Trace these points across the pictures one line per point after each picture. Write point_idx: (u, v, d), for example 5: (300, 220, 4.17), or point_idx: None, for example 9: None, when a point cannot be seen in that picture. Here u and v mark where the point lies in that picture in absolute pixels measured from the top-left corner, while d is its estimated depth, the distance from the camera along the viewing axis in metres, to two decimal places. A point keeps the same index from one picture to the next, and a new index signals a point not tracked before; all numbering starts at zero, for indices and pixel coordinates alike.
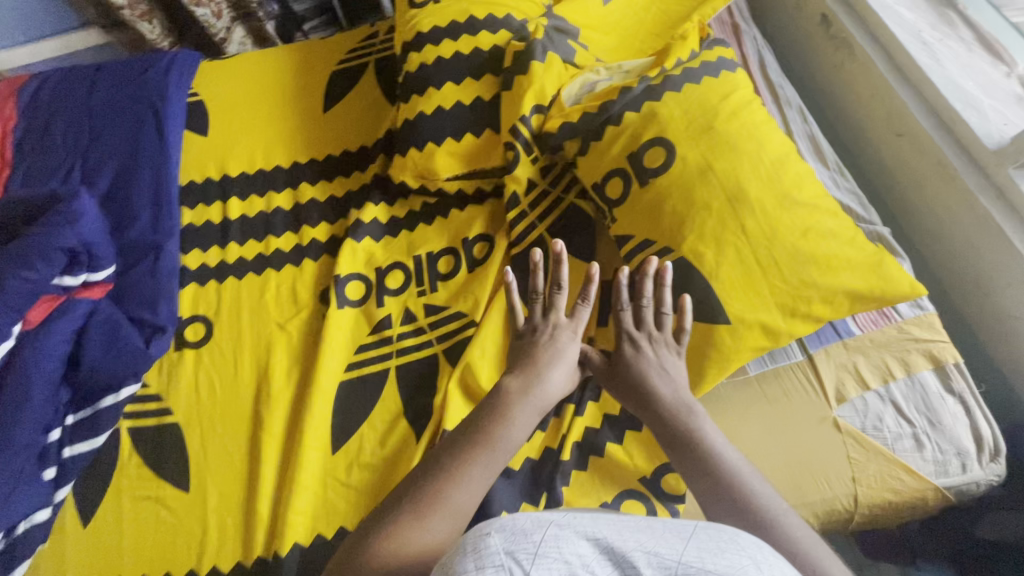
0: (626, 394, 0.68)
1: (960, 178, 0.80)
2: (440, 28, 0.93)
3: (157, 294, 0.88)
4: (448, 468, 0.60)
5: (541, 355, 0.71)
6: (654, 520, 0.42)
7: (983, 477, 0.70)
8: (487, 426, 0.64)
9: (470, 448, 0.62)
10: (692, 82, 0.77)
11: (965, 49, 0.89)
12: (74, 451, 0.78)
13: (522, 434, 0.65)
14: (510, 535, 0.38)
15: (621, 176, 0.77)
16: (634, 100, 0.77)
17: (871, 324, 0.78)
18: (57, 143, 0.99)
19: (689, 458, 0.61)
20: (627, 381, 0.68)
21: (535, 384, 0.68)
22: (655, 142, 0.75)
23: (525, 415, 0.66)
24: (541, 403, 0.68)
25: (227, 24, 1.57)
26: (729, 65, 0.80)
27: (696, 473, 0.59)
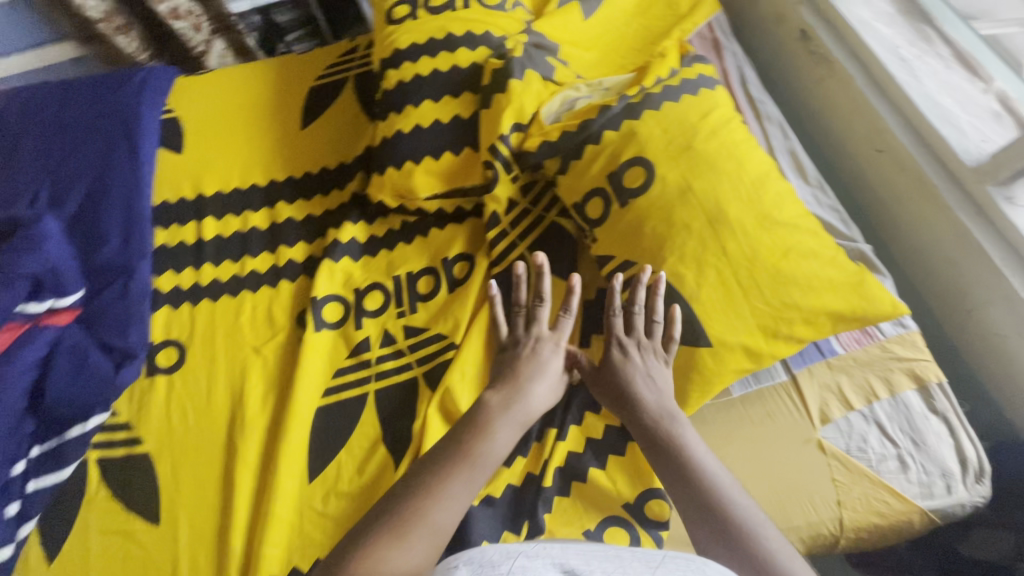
0: (614, 400, 0.68)
1: (940, 194, 0.80)
2: (418, 45, 0.92)
3: (128, 319, 0.85)
4: (428, 485, 0.59)
5: (523, 366, 0.71)
6: (618, 548, 0.44)
7: (968, 499, 0.69)
8: (468, 441, 0.63)
9: (451, 465, 0.61)
10: (671, 101, 0.76)
11: (942, 65, 0.89)
12: (39, 484, 0.76)
13: (504, 448, 0.64)
14: (478, 567, 0.39)
15: (601, 195, 0.76)
16: (614, 118, 0.77)
17: (854, 342, 0.77)
18: (25, 163, 0.96)
19: (673, 467, 0.60)
20: (614, 388, 0.68)
21: (517, 397, 0.68)
22: (634, 161, 0.74)
23: (507, 429, 0.65)
24: (523, 416, 0.67)
25: (206, 37, 1.55)
26: (708, 83, 0.79)
27: (678, 483, 0.59)
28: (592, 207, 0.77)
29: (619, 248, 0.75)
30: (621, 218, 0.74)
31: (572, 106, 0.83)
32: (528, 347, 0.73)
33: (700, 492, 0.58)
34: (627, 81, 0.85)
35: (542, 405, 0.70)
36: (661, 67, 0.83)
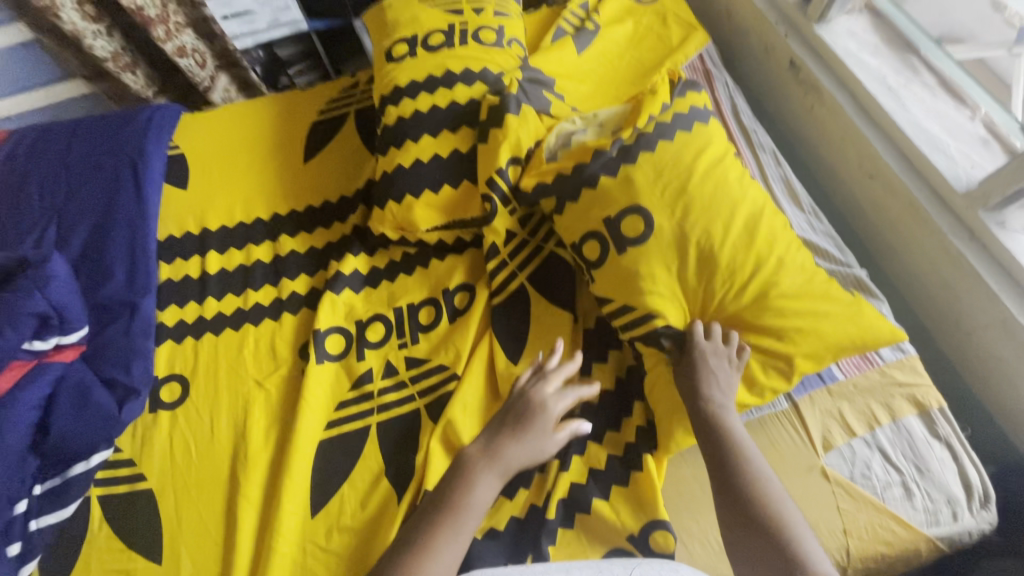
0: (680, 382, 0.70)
1: (932, 219, 0.81)
2: (417, 82, 0.95)
3: (131, 355, 0.86)
4: (423, 540, 0.62)
5: (509, 419, 0.71)
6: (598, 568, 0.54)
7: (975, 526, 0.69)
8: (453, 495, 0.65)
9: (437, 519, 0.63)
10: (665, 136, 0.78)
11: (929, 94, 0.91)
12: (40, 523, 0.76)
13: (489, 498, 0.65)
14: None
15: (598, 237, 0.77)
16: (609, 162, 0.78)
17: (854, 368, 0.78)
18: (33, 201, 0.99)
19: (714, 444, 0.65)
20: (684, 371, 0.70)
21: (500, 449, 0.68)
22: (631, 211, 0.74)
23: (491, 479, 0.66)
24: (507, 465, 0.67)
25: (210, 73, 1.59)
26: (700, 116, 0.81)
27: (715, 457, 0.65)
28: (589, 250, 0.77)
29: (614, 283, 0.75)
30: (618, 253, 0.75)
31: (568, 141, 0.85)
32: (515, 398, 0.73)
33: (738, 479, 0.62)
34: (619, 115, 0.87)
35: (530, 461, 0.69)
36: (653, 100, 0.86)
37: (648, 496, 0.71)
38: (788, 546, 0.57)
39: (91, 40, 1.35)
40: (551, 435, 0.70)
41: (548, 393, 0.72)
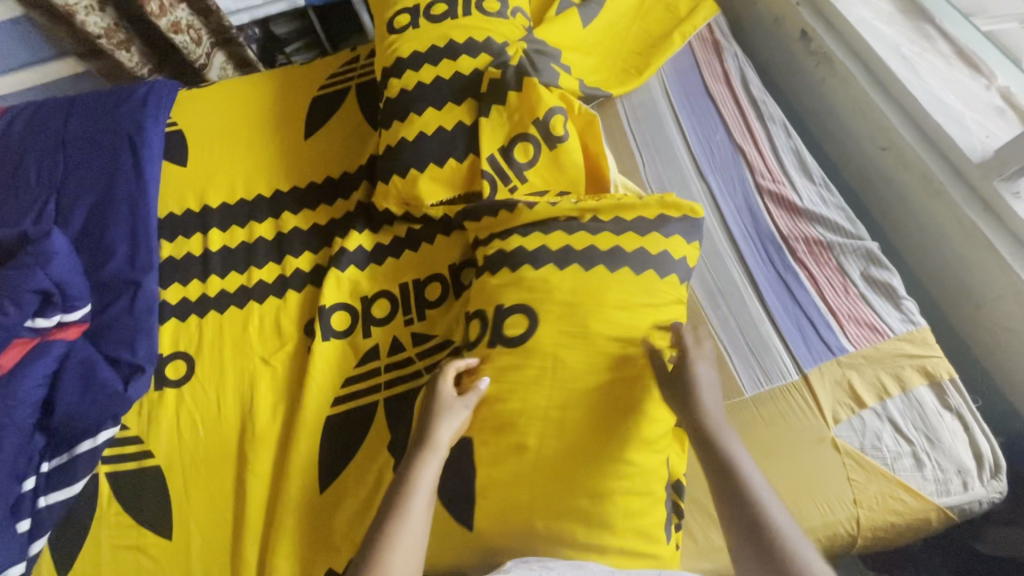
0: (667, 395, 0.66)
1: (947, 191, 0.80)
2: (420, 53, 0.92)
3: (135, 333, 0.85)
4: (380, 539, 0.57)
5: (422, 408, 0.68)
6: None
7: (985, 496, 0.69)
8: (395, 491, 0.61)
9: (390, 519, 0.59)
10: (631, 269, 0.74)
11: (944, 63, 0.90)
12: (49, 500, 0.76)
13: (431, 481, 0.62)
14: None
15: (483, 317, 0.76)
16: (520, 259, 0.76)
17: (864, 340, 0.77)
18: (31, 178, 0.97)
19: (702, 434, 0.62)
20: (674, 383, 0.65)
21: (421, 435, 0.65)
22: (523, 308, 0.73)
23: (431, 459, 0.63)
24: (437, 441, 0.64)
25: (206, 50, 1.56)
26: (634, 262, 0.74)
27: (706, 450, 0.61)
28: (511, 324, 0.73)
29: (541, 346, 0.71)
30: (554, 346, 0.71)
31: (551, 146, 0.84)
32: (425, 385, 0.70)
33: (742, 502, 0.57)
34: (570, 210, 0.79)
35: (457, 432, 0.66)
36: (613, 219, 0.77)
37: (650, 473, 0.67)
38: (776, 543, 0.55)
39: (84, 16, 1.31)
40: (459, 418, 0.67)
41: (444, 372, 0.69)
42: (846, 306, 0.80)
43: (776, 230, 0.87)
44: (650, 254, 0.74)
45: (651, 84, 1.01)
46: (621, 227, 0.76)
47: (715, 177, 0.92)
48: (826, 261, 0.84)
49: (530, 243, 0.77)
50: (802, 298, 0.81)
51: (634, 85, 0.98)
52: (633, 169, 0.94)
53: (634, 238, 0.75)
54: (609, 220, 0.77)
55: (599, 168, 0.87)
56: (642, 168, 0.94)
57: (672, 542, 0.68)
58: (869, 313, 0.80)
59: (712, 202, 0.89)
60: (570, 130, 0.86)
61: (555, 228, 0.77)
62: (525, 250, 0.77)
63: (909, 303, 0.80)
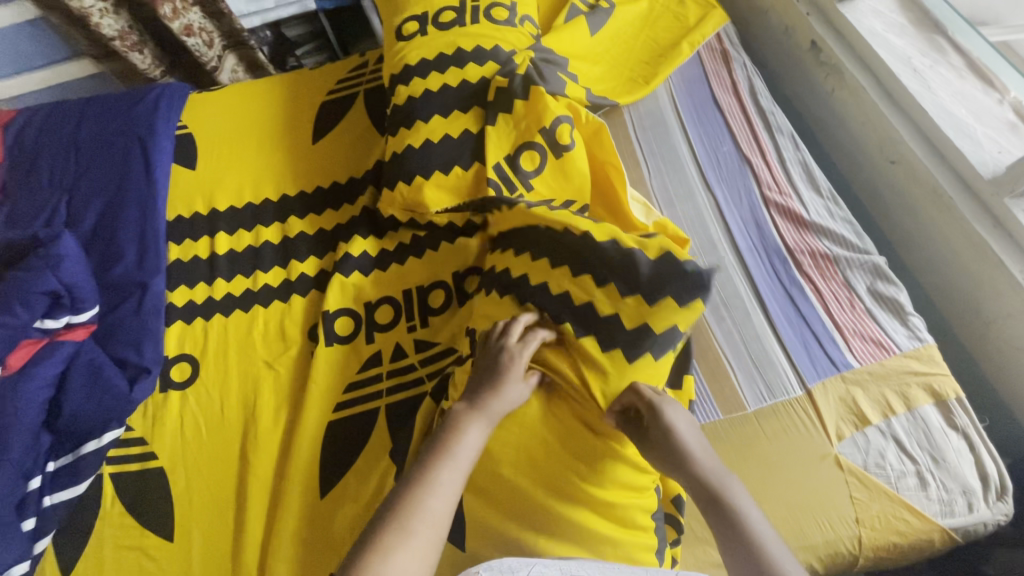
0: (658, 459, 0.65)
1: (956, 207, 0.79)
2: (428, 61, 0.93)
3: (143, 334, 0.86)
4: (419, 479, 0.60)
5: (484, 369, 0.69)
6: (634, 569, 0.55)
7: (990, 517, 0.68)
8: (445, 439, 0.64)
9: (432, 460, 0.62)
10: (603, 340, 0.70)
11: (956, 76, 0.89)
12: (54, 499, 0.77)
13: (478, 445, 0.64)
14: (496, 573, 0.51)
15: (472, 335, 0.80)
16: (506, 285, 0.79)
17: (869, 356, 0.77)
18: (44, 180, 0.99)
19: (718, 513, 0.59)
20: (664, 447, 0.64)
21: (478, 397, 0.67)
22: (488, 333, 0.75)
23: (478, 416, 0.65)
24: (492, 411, 0.66)
25: (218, 53, 1.57)
26: (602, 333, 0.70)
27: (724, 528, 0.58)
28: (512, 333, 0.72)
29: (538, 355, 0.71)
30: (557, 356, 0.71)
31: (556, 155, 0.84)
32: (488, 344, 0.72)
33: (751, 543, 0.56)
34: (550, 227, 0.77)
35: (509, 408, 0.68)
36: (589, 257, 0.73)
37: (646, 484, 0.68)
38: None
39: (98, 18, 1.33)
40: (522, 381, 0.69)
41: (517, 344, 0.70)
42: (852, 321, 0.79)
43: (783, 243, 0.86)
44: (625, 326, 0.70)
45: (658, 93, 1.01)
46: (592, 270, 0.72)
47: (721, 188, 0.91)
48: (832, 275, 0.83)
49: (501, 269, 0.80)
50: (807, 311, 0.80)
51: (642, 94, 0.98)
52: (640, 178, 0.93)
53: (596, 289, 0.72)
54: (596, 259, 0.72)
55: (606, 178, 0.87)
56: (647, 178, 0.93)
57: (665, 562, 0.67)
58: (875, 328, 0.79)
59: (718, 213, 0.88)
60: (576, 139, 0.86)
61: (523, 249, 0.79)
62: (512, 278, 0.78)
63: (916, 319, 0.79)
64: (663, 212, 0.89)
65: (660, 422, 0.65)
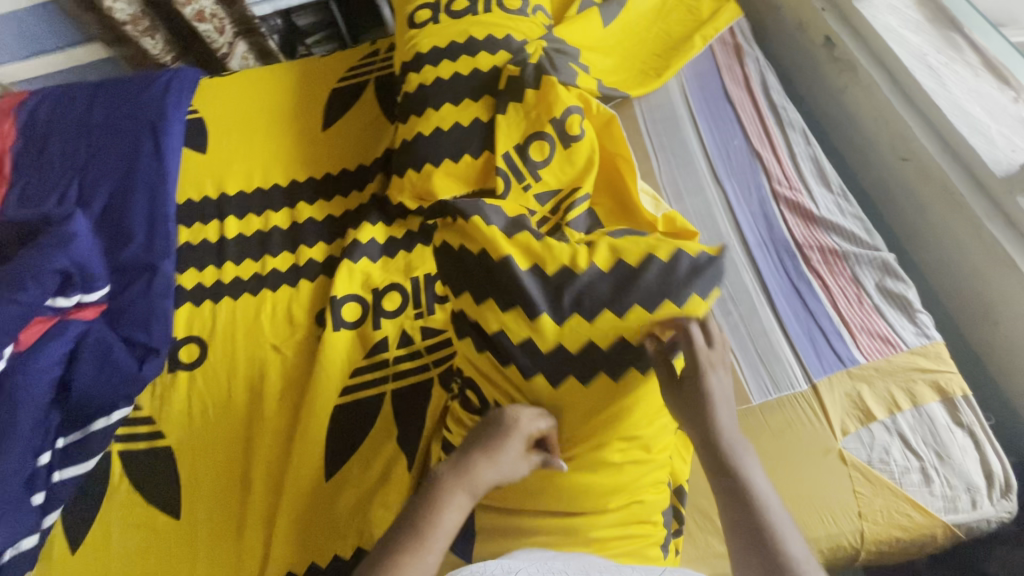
0: (676, 402, 0.66)
1: (968, 206, 0.79)
2: (439, 49, 0.93)
3: (151, 315, 0.87)
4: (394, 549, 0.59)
5: (482, 433, 0.67)
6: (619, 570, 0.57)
7: (994, 515, 0.68)
8: (426, 506, 0.62)
9: (410, 530, 0.60)
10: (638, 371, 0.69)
11: (971, 74, 0.88)
12: (63, 475, 0.78)
13: (459, 514, 0.62)
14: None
15: (473, 387, 0.77)
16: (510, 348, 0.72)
17: (876, 352, 0.77)
18: (55, 161, 1.00)
19: (727, 480, 0.62)
20: (686, 393, 0.65)
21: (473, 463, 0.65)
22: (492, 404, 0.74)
23: (465, 489, 0.63)
24: (478, 482, 0.64)
25: (229, 39, 1.58)
26: (639, 362, 0.69)
27: (731, 499, 0.61)
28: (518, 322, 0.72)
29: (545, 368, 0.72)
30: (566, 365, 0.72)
31: (565, 145, 0.85)
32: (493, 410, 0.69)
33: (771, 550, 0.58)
34: (521, 259, 0.74)
35: (503, 479, 0.66)
36: (592, 282, 0.71)
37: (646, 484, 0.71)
38: None
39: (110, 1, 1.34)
40: (522, 455, 0.66)
41: (523, 413, 0.68)
42: (859, 318, 0.79)
43: (792, 238, 0.86)
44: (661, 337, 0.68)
45: (670, 86, 1.01)
46: (598, 306, 0.70)
47: (731, 182, 0.91)
48: (841, 271, 0.83)
49: (490, 325, 0.74)
50: (814, 307, 0.80)
51: (654, 87, 0.97)
52: (649, 170, 0.92)
53: (611, 322, 0.70)
54: (608, 295, 0.70)
55: (614, 169, 0.88)
56: (657, 171, 0.92)
57: (669, 558, 0.71)
58: (882, 325, 0.79)
59: (727, 207, 0.88)
60: (586, 129, 0.86)
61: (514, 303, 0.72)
62: (509, 338, 0.72)
63: (924, 317, 0.79)
64: (672, 205, 0.89)
65: (696, 377, 0.65)
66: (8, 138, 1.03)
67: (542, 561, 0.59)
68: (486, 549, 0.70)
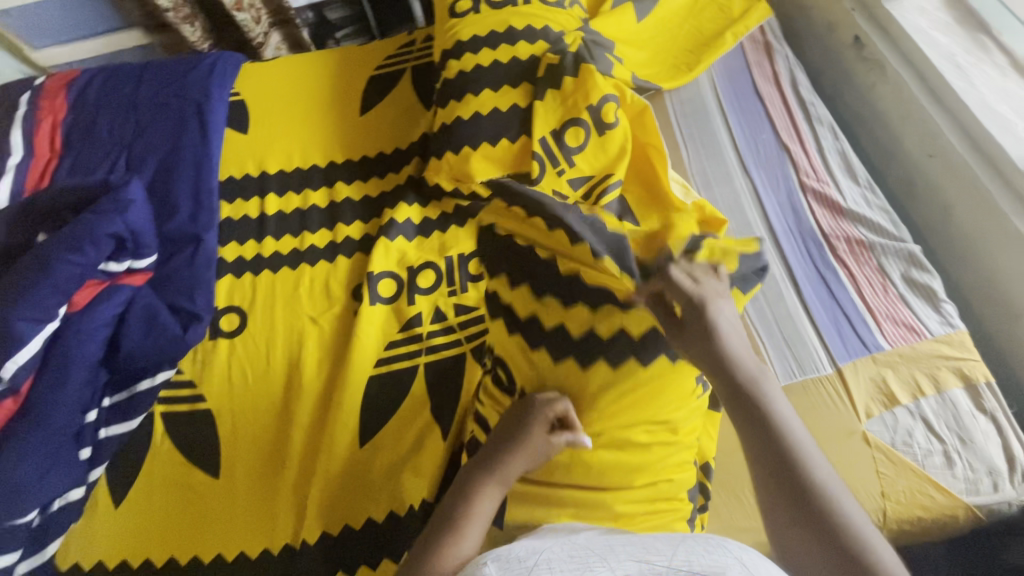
0: (681, 337, 0.62)
1: (994, 200, 0.81)
2: (480, 37, 0.96)
3: (195, 283, 0.90)
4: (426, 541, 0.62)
5: (505, 425, 0.70)
6: (652, 543, 0.50)
7: (1015, 498, 0.69)
8: (458, 498, 0.65)
9: (443, 521, 0.63)
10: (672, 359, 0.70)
11: (998, 74, 0.91)
12: (108, 432, 0.82)
13: (490, 503, 0.65)
14: (501, 564, 0.46)
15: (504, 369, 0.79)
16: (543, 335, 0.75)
17: (900, 339, 0.79)
18: (105, 136, 1.04)
19: (744, 405, 0.58)
20: (693, 323, 0.61)
21: (501, 454, 0.68)
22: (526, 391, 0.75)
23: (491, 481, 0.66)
24: (505, 472, 0.67)
25: (265, 30, 1.63)
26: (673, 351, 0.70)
27: (750, 425, 0.58)
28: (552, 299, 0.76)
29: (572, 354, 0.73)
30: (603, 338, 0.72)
31: (601, 132, 0.88)
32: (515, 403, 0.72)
33: (791, 471, 0.55)
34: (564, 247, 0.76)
35: (532, 467, 0.69)
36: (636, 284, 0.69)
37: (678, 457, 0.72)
38: (830, 520, 0.53)
39: None
40: (543, 439, 0.68)
41: (538, 402, 0.70)
42: (885, 305, 0.81)
43: (818, 227, 0.88)
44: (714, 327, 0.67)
45: (701, 80, 1.03)
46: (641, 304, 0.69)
47: (760, 173, 0.93)
48: (867, 260, 0.85)
49: (523, 312, 0.78)
50: (839, 293, 0.82)
51: (685, 80, 1.00)
52: (680, 160, 0.95)
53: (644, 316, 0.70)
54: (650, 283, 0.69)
55: (644, 158, 0.90)
56: (687, 160, 0.95)
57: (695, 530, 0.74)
58: (906, 313, 0.81)
59: (755, 197, 0.90)
60: (621, 117, 0.89)
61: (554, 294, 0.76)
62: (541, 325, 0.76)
63: (948, 306, 0.81)
64: (701, 194, 0.92)
65: (698, 312, 0.61)
66: (59, 112, 1.07)
67: (570, 544, 0.52)
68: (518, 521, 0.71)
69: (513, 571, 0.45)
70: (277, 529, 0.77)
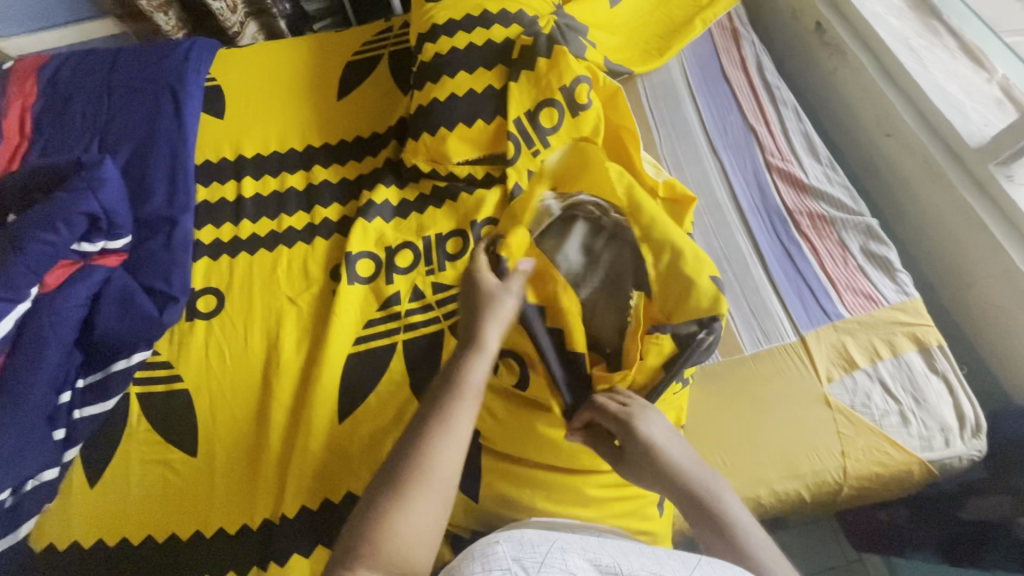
0: (632, 468, 0.67)
1: (947, 175, 0.85)
2: (455, 20, 0.97)
3: (171, 265, 0.90)
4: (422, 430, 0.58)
5: (471, 307, 0.70)
6: (661, 550, 0.48)
7: (965, 452, 0.73)
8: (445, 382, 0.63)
9: (437, 406, 0.60)
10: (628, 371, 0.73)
11: (948, 57, 0.96)
12: (83, 413, 0.81)
13: (482, 374, 0.64)
14: (516, 546, 0.45)
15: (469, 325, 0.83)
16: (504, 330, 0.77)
17: (860, 308, 0.82)
18: (77, 119, 1.03)
19: (701, 517, 0.62)
20: (635, 448, 0.66)
21: (474, 330, 0.67)
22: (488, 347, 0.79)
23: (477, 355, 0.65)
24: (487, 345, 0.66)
25: (241, 19, 1.59)
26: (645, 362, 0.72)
27: (712, 537, 0.61)
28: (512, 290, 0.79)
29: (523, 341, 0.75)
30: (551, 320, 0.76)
31: (573, 112, 0.90)
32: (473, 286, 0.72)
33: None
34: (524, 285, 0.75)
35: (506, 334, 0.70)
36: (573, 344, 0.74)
37: None
38: None
39: None
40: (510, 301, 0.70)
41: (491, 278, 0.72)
42: (845, 276, 0.85)
43: (783, 204, 0.91)
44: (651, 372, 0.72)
45: (671, 66, 1.06)
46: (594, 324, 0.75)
47: (727, 153, 0.96)
48: (829, 235, 0.89)
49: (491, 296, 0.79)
50: (802, 265, 0.86)
51: (656, 64, 1.03)
52: (651, 141, 0.98)
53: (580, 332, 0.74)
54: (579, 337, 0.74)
55: (618, 139, 0.92)
56: (659, 142, 0.98)
57: (664, 514, 0.76)
58: (866, 283, 0.84)
59: (723, 175, 0.94)
60: (594, 98, 0.91)
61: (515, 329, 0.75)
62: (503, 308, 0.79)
63: (904, 276, 0.85)
64: (672, 173, 0.94)
65: (634, 437, 0.66)
66: (30, 96, 1.05)
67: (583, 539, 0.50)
68: (495, 489, 0.72)
69: (526, 555, 0.43)
70: (256, 504, 0.77)
